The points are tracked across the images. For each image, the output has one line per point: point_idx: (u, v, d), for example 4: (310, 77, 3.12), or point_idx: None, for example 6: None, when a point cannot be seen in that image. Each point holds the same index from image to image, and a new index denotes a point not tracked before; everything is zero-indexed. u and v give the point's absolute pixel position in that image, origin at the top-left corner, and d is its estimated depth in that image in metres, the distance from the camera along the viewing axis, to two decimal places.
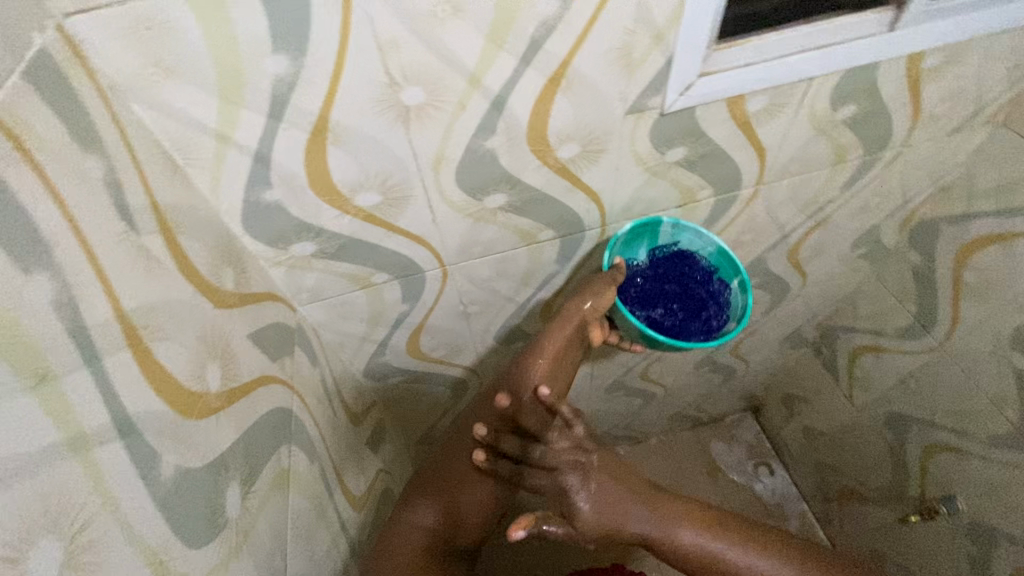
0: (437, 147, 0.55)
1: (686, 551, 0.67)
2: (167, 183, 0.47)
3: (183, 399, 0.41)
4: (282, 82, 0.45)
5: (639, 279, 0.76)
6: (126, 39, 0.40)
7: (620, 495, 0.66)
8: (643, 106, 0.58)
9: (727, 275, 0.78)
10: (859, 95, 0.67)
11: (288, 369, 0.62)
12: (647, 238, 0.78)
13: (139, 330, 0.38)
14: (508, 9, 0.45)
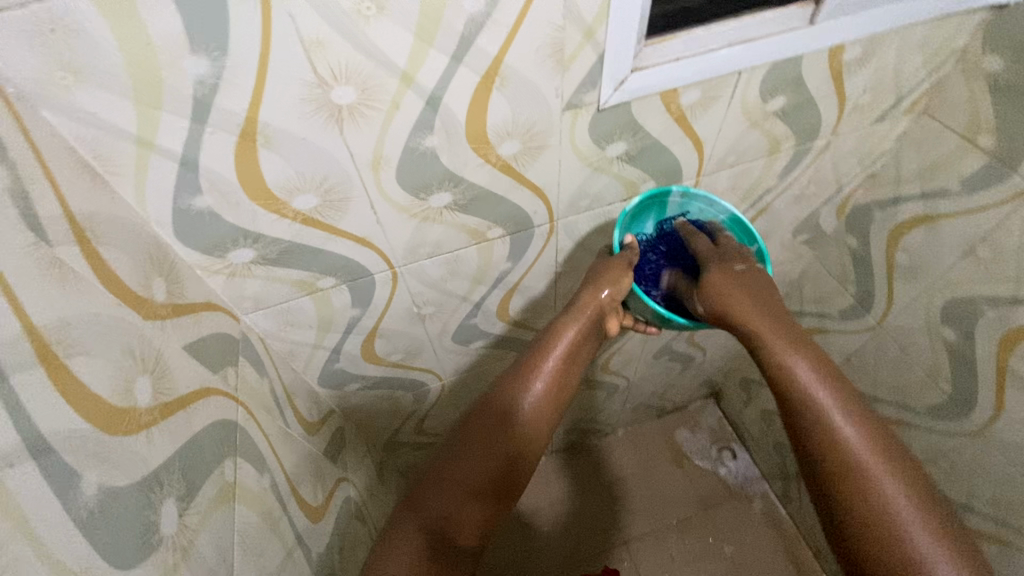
0: (374, 147, 0.55)
1: (795, 375, 0.60)
2: (83, 193, 0.45)
3: (108, 415, 0.40)
4: (204, 84, 0.44)
5: (651, 256, 0.78)
6: (28, 43, 0.38)
7: (742, 300, 0.66)
8: (579, 102, 0.59)
9: (744, 242, 0.79)
10: (787, 88, 0.70)
11: (231, 380, 0.61)
12: (655, 210, 0.78)
13: (53, 347, 0.36)
14: (434, 7, 0.45)
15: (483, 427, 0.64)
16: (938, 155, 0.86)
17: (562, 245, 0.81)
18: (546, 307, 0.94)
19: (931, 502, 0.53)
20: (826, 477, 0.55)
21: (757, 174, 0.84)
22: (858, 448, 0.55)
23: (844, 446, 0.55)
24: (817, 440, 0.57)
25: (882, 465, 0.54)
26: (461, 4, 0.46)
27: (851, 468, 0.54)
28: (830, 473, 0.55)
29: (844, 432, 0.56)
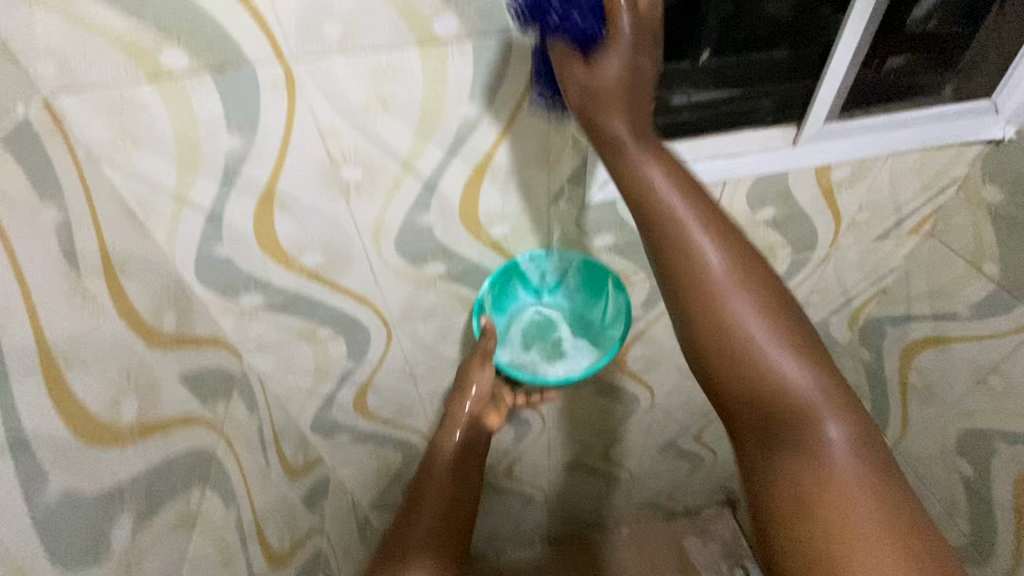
0: (376, 218, 0.62)
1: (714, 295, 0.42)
2: (123, 233, 0.53)
3: (90, 427, 0.45)
4: (234, 155, 0.53)
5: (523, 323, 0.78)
6: (102, 114, 0.48)
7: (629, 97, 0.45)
8: (566, 195, 0.65)
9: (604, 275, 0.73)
10: (776, 199, 0.73)
11: (220, 413, 0.65)
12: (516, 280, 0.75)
13: (57, 360, 0.43)
14: (433, 109, 0.53)
15: (431, 502, 0.75)
16: (946, 277, 0.85)
17: None
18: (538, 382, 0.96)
19: (846, 397, 0.41)
20: (721, 378, 0.42)
21: (753, 277, 0.85)
22: (800, 396, 0.40)
23: (729, 298, 0.41)
24: (721, 358, 0.42)
25: (779, 343, 0.41)
26: (456, 108, 0.53)
27: (750, 356, 0.41)
28: (716, 341, 0.42)
29: (733, 283, 0.42)
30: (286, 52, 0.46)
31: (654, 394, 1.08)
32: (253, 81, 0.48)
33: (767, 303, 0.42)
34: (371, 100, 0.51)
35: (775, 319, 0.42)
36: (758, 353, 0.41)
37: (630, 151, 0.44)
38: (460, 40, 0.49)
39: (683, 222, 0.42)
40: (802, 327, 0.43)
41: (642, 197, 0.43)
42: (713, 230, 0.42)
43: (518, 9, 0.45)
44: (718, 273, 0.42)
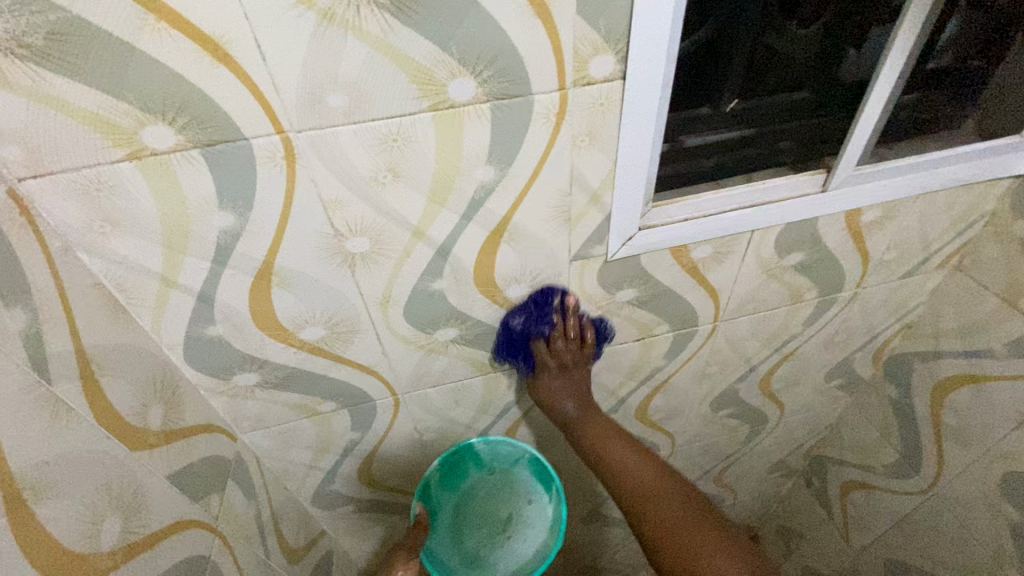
0: (384, 289, 0.57)
1: (618, 468, 0.66)
2: (102, 324, 0.47)
3: (67, 561, 0.39)
4: (227, 233, 0.47)
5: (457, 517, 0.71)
6: (78, 198, 0.42)
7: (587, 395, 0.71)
8: (587, 253, 0.60)
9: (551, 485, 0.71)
10: (803, 244, 0.69)
11: (214, 508, 0.59)
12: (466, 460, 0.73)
13: (24, 492, 0.37)
14: (446, 175, 0.48)
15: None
16: (976, 314, 0.81)
17: None
18: (554, 438, 0.90)
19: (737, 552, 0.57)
20: (646, 529, 0.60)
21: (779, 321, 0.81)
22: (689, 536, 0.58)
23: (654, 502, 0.62)
24: (660, 533, 0.59)
25: (671, 497, 0.62)
26: (472, 173, 0.49)
27: (669, 521, 0.60)
28: (630, 496, 0.63)
29: (653, 489, 0.63)
30: (287, 128, 0.42)
31: (675, 441, 1.03)
32: (249, 157, 0.43)
33: (678, 490, 0.63)
34: (380, 168, 0.47)
35: (703, 527, 0.59)
36: (649, 490, 0.63)
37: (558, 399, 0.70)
38: (476, 103, 0.44)
39: (609, 458, 0.67)
40: (715, 512, 0.62)
41: (607, 466, 0.67)
42: (661, 497, 0.62)
43: (497, 352, 0.69)
44: (630, 462, 0.66)
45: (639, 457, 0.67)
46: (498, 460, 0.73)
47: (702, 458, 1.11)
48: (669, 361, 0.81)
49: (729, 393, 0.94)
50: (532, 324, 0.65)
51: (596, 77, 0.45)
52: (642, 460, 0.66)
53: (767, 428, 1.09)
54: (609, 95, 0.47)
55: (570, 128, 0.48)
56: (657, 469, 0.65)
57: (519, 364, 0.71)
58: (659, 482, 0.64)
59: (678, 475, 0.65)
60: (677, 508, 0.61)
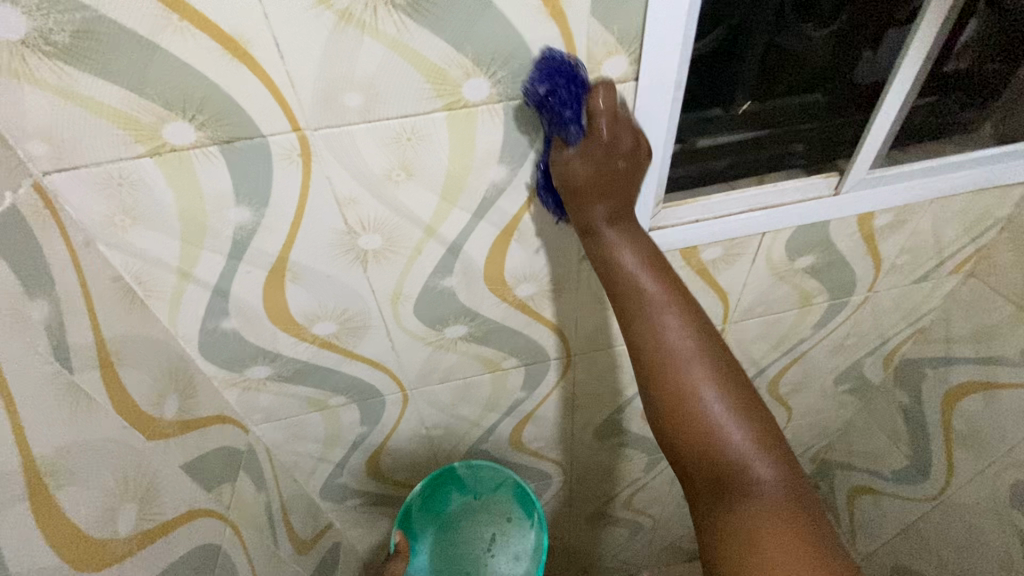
0: (395, 285, 0.58)
1: (654, 334, 0.42)
2: (121, 316, 0.48)
3: (84, 547, 0.40)
4: (243, 229, 0.48)
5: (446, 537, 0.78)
6: (100, 193, 0.43)
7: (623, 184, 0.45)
8: None
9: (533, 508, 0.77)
10: (815, 247, 0.69)
11: (226, 498, 0.60)
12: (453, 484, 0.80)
13: (45, 478, 0.38)
14: (458, 174, 0.49)
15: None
16: (990, 320, 0.80)
17: (580, 380, 0.79)
18: (561, 436, 0.91)
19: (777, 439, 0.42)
20: (668, 418, 0.42)
21: (789, 324, 0.81)
22: (722, 429, 0.41)
23: (695, 393, 0.41)
24: (681, 443, 0.42)
25: (721, 401, 0.41)
26: (484, 173, 0.49)
27: (730, 453, 0.40)
28: (662, 380, 0.42)
29: (691, 351, 0.42)
30: (304, 126, 0.43)
31: None
32: (266, 154, 0.44)
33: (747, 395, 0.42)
34: (393, 167, 0.47)
35: (737, 397, 0.42)
36: (690, 391, 0.41)
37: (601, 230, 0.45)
38: (490, 103, 0.45)
39: (644, 292, 0.43)
40: (779, 438, 0.42)
41: (625, 310, 0.44)
42: (726, 417, 0.41)
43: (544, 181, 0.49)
44: (682, 347, 0.42)
45: (710, 372, 0.42)
46: (482, 484, 0.80)
47: None
48: None
49: None
50: (554, 100, 0.42)
51: (609, 78, 0.46)
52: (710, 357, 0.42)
53: (775, 431, 1.09)
54: (622, 96, 0.47)
55: None
56: (706, 340, 0.43)
57: (569, 136, 0.44)
58: (710, 370, 0.42)
59: (742, 368, 0.43)
60: (725, 386, 0.42)
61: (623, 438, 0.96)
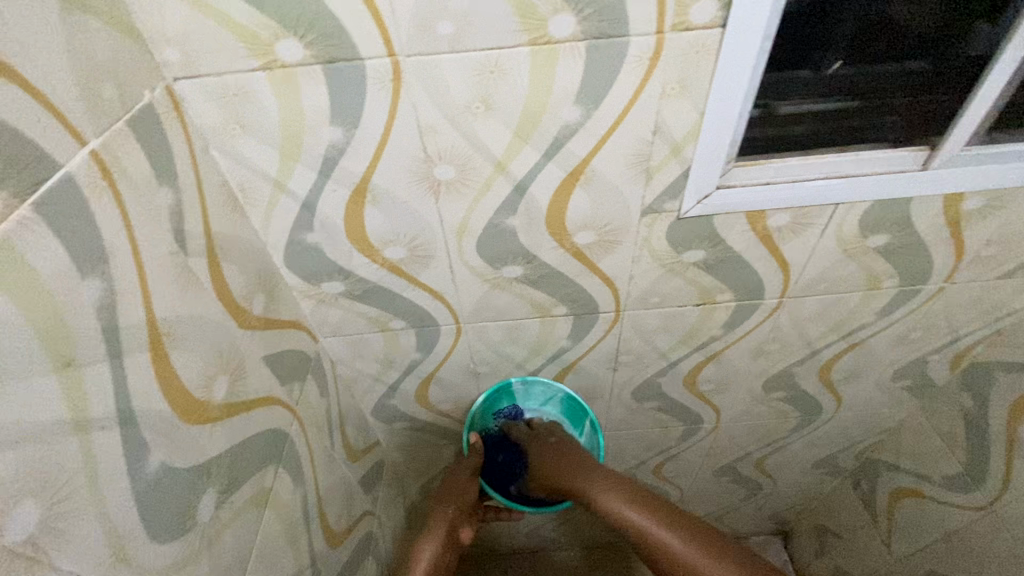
0: (462, 218, 0.61)
1: (647, 541, 0.70)
2: (226, 216, 0.54)
3: (188, 402, 0.46)
4: (334, 148, 0.53)
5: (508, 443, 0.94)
6: (217, 101, 0.49)
7: (608, 484, 0.78)
8: (660, 207, 0.61)
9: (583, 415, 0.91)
10: (890, 226, 0.67)
11: (295, 394, 0.67)
12: (506, 396, 0.92)
13: (163, 336, 0.44)
14: (534, 111, 0.51)
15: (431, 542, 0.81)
16: None
17: (626, 337, 0.81)
18: (600, 392, 0.93)
19: None
20: None
21: (850, 307, 0.79)
22: None
23: (681, 555, 0.66)
24: None
25: None
26: (559, 112, 0.51)
27: None
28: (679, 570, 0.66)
29: (676, 540, 0.68)
30: (398, 51, 0.46)
31: (720, 416, 1.03)
32: (361, 76, 0.48)
33: (665, 515, 0.72)
34: (473, 99, 0.50)
35: None
36: (672, 551, 0.67)
37: (581, 481, 0.79)
38: (573, 41, 0.46)
39: (629, 517, 0.73)
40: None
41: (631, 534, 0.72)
42: (662, 535, 0.69)
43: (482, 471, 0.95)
44: (607, 499, 0.76)
45: (698, 547, 0.66)
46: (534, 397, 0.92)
47: (746, 439, 1.11)
48: (727, 332, 0.81)
49: (784, 375, 0.93)
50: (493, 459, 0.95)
51: (695, 23, 0.46)
52: (621, 496, 0.75)
53: (819, 419, 1.07)
54: (706, 43, 0.47)
55: (662, 74, 0.49)
56: (659, 514, 0.72)
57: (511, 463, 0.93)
58: (682, 535, 0.68)
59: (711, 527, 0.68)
60: (700, 538, 0.67)
61: (661, 404, 0.97)
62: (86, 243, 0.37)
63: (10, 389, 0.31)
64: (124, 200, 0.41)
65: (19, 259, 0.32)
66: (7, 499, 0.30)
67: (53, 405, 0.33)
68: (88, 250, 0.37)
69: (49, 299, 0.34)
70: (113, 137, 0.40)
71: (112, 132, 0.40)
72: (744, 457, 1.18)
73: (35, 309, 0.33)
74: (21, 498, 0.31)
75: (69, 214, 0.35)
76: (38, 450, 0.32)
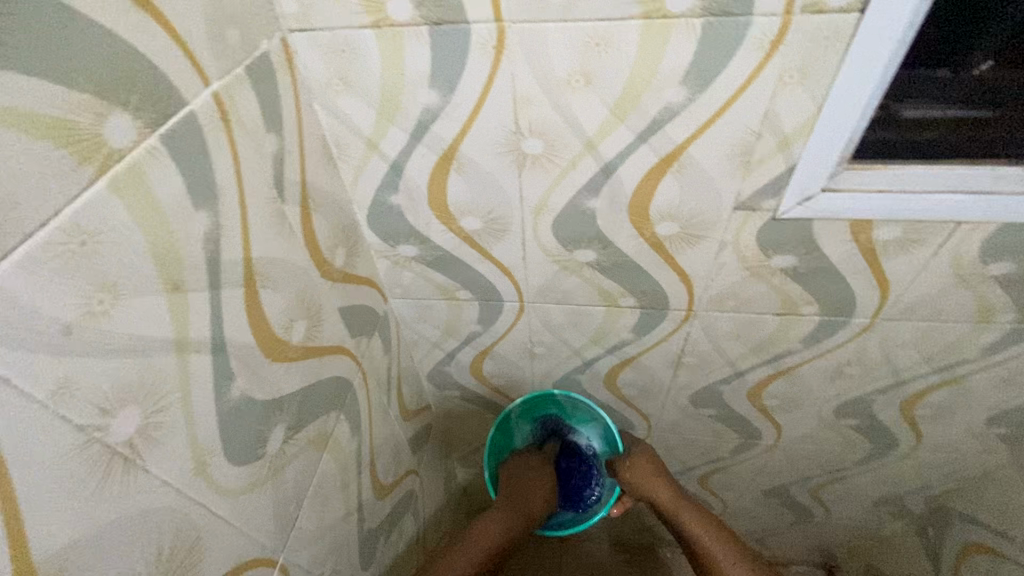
0: (543, 194, 0.60)
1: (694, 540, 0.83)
2: (320, 169, 0.57)
3: (270, 340, 0.49)
4: (428, 111, 0.53)
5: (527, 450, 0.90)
6: (326, 56, 0.50)
7: (667, 486, 0.85)
8: (754, 205, 0.58)
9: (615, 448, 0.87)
10: (1018, 254, 0.59)
11: (361, 348, 0.70)
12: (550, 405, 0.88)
13: (256, 275, 0.46)
14: (635, 89, 0.49)
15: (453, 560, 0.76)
16: None
17: (694, 339, 0.78)
18: (656, 391, 0.90)
19: None
20: None
21: (953, 339, 0.71)
22: None
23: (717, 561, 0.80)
24: None
25: None
26: (662, 92, 0.49)
27: None
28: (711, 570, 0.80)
29: (719, 552, 0.80)
30: (505, 17, 0.45)
31: (781, 435, 0.98)
32: (466, 41, 0.47)
33: (715, 525, 0.83)
34: (574, 72, 0.48)
35: None
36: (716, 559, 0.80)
37: (650, 481, 0.85)
38: (690, 16, 0.43)
39: (681, 516, 0.84)
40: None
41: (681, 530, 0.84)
42: (711, 544, 0.81)
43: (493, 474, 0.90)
44: (664, 494, 0.85)
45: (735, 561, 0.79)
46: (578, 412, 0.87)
47: (805, 463, 1.05)
48: (805, 348, 0.76)
49: (861, 402, 0.86)
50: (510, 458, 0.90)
51: (830, 6, 0.42)
52: (685, 505, 0.85)
53: (892, 455, 0.99)
54: (839, 28, 0.43)
55: (782, 60, 0.45)
56: (711, 524, 0.83)
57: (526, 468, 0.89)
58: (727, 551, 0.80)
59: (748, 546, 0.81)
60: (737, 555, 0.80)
61: (719, 413, 0.93)
62: (201, 178, 0.39)
63: (126, 302, 0.33)
64: (236, 142, 0.43)
65: (145, 185, 0.34)
66: (114, 400, 0.33)
67: (160, 323, 0.36)
68: (202, 185, 0.39)
69: (165, 225, 0.36)
70: (233, 81, 0.42)
71: (232, 76, 0.42)
72: (800, 481, 1.12)
73: (153, 233, 0.35)
74: (124, 403, 0.34)
75: (189, 149, 0.38)
76: (143, 361, 0.35)
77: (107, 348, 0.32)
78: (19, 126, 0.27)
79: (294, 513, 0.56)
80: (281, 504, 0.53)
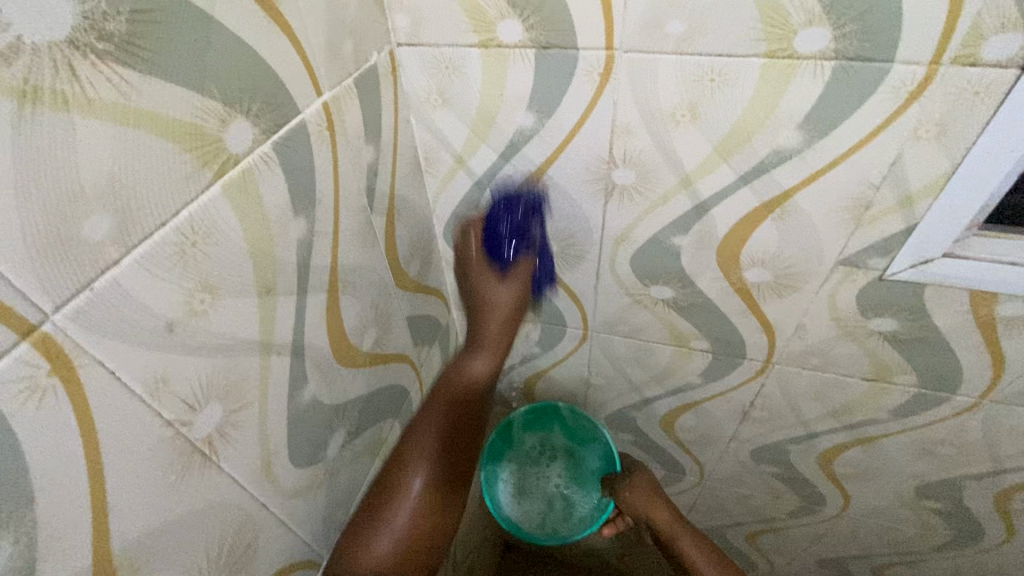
0: (626, 226, 0.58)
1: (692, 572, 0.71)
2: (408, 179, 0.57)
3: (343, 345, 0.49)
4: (522, 133, 0.53)
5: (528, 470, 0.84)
6: (429, 71, 0.50)
7: (667, 507, 0.73)
8: (860, 262, 0.53)
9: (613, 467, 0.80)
10: None
11: (422, 357, 0.70)
12: (552, 419, 0.84)
13: (339, 281, 0.47)
14: (745, 129, 0.46)
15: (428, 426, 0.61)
16: None
17: (765, 391, 0.73)
18: (715, 440, 0.85)
19: None
20: None
21: None
22: None
23: None
24: None
25: None
26: (774, 135, 0.46)
27: None
28: None
29: None
30: (616, 46, 0.44)
31: (848, 505, 0.90)
32: (571, 66, 0.46)
33: (721, 560, 0.70)
34: (681, 106, 0.46)
35: None
36: None
37: (648, 498, 0.73)
38: (820, 58, 0.40)
39: (679, 542, 0.72)
40: None
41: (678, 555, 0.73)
42: None
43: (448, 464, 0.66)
44: (662, 516, 0.73)
45: None
46: (581, 429, 0.83)
47: (871, 538, 0.96)
48: (893, 419, 0.69)
49: (949, 485, 0.77)
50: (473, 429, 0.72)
51: (987, 58, 0.37)
52: (687, 532, 0.72)
53: (975, 547, 0.88)
54: (993, 83, 0.38)
55: (918, 112, 0.41)
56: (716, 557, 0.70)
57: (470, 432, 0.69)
58: None
59: None
60: None
61: (781, 471, 0.87)
62: (303, 184, 0.40)
63: (223, 303, 0.34)
64: (338, 152, 0.43)
65: (254, 189, 0.35)
66: (199, 396, 0.34)
67: (248, 323, 0.36)
68: (303, 191, 0.40)
69: (266, 229, 0.37)
70: (342, 92, 0.43)
71: (343, 87, 0.43)
72: (861, 556, 1.02)
73: (255, 236, 0.36)
74: (209, 399, 0.34)
75: (297, 156, 0.38)
76: (230, 361, 0.35)
77: (201, 346, 0.33)
78: (153, 129, 0.28)
79: (342, 517, 0.56)
80: (332, 507, 0.53)
